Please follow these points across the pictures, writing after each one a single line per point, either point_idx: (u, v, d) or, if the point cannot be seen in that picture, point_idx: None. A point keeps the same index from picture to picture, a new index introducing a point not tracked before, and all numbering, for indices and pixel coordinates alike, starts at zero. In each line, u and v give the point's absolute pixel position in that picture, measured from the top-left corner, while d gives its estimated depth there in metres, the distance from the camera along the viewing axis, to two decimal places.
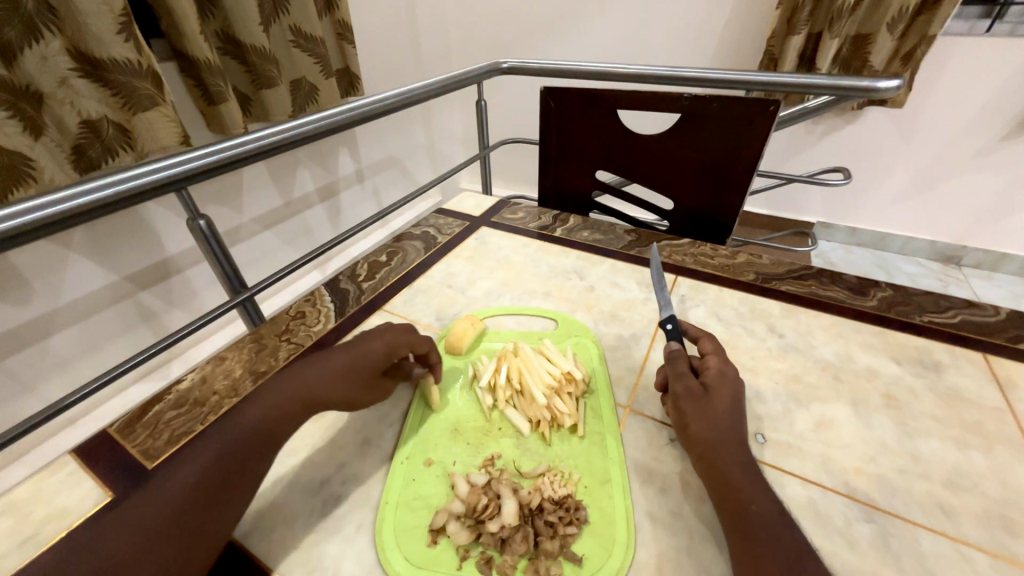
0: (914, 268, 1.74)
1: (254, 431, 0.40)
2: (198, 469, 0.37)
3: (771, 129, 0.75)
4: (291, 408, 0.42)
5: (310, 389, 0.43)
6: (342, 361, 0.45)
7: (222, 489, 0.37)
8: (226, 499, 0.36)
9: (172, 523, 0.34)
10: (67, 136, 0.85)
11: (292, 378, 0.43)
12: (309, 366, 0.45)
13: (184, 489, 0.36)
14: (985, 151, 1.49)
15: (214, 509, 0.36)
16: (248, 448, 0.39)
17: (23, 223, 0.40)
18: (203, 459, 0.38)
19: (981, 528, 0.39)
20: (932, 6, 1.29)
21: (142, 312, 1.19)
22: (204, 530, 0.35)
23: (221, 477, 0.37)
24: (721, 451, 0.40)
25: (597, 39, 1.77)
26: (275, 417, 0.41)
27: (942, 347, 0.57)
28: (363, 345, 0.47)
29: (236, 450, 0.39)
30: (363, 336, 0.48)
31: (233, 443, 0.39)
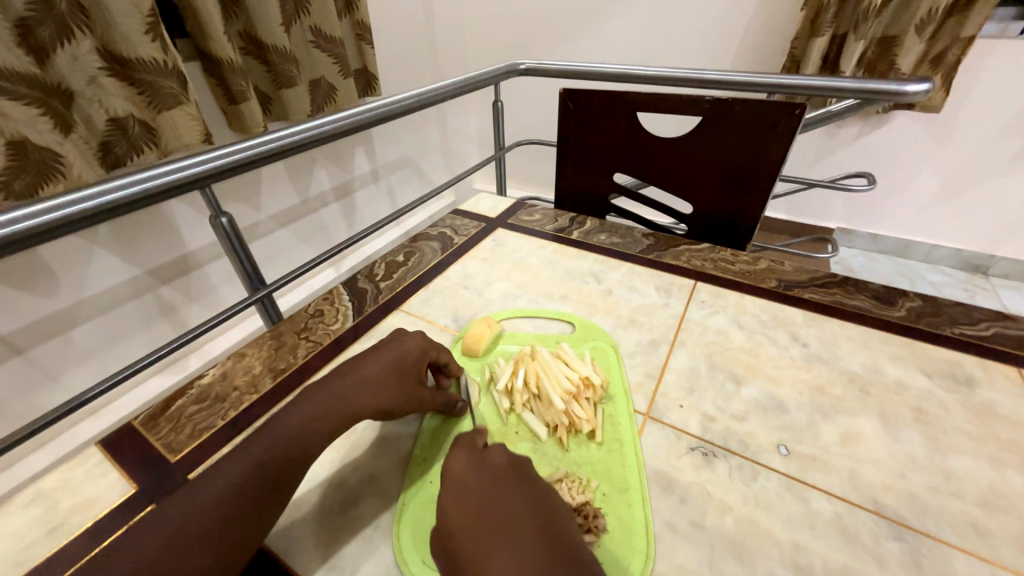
0: (938, 277, 1.69)
1: (288, 437, 0.40)
2: (233, 474, 0.37)
3: (795, 133, 0.74)
4: (328, 415, 0.42)
5: (347, 398, 0.44)
6: (374, 370, 0.46)
7: (259, 492, 0.37)
8: (247, 496, 0.37)
9: (209, 524, 0.34)
10: (95, 134, 0.87)
11: (328, 388, 0.44)
12: (346, 374, 0.45)
13: (218, 487, 0.36)
14: (1016, 158, 1.45)
15: (249, 512, 0.36)
16: (284, 454, 0.39)
17: (59, 216, 0.42)
18: (240, 461, 0.38)
19: (1018, 551, 0.38)
20: (964, 8, 1.25)
21: (163, 306, 1.22)
22: (239, 534, 0.35)
23: (256, 481, 0.37)
24: (493, 493, 0.36)
25: (614, 41, 1.76)
26: (311, 424, 0.41)
27: (973, 360, 0.55)
28: (398, 354, 0.47)
29: (271, 455, 0.39)
30: (396, 341, 0.50)
31: (269, 450, 0.39)
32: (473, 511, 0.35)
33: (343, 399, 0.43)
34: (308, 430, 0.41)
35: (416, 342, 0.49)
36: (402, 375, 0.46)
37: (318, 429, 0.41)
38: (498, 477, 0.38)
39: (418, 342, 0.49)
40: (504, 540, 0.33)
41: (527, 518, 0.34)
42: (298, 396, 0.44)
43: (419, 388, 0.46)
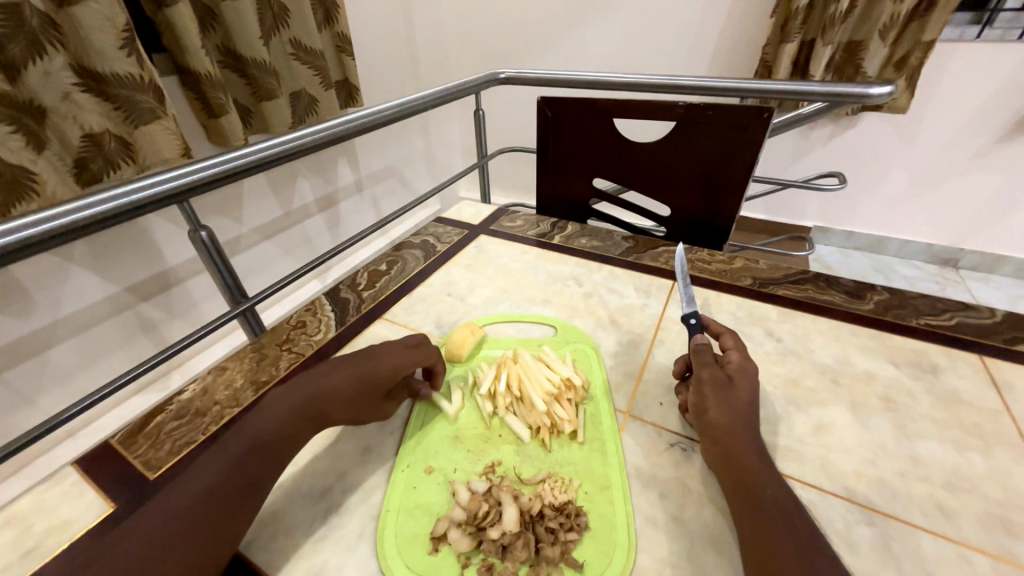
0: (912, 271, 1.75)
1: (262, 440, 0.41)
2: (208, 479, 0.37)
3: (765, 136, 0.76)
4: (301, 417, 0.43)
5: (322, 402, 0.44)
6: (348, 377, 0.46)
7: (235, 495, 0.37)
8: (221, 502, 0.37)
9: (186, 530, 0.34)
10: (70, 150, 0.86)
11: (302, 390, 0.44)
12: (319, 377, 0.45)
13: (193, 494, 0.36)
14: (979, 155, 1.51)
15: (227, 515, 0.36)
16: (258, 457, 0.40)
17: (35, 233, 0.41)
18: (213, 466, 0.38)
19: (981, 530, 0.39)
20: (924, 13, 1.31)
21: (144, 323, 1.19)
22: (217, 538, 0.35)
23: (233, 485, 0.38)
24: (738, 411, 0.43)
25: (592, 50, 1.80)
26: (286, 428, 0.42)
27: (938, 349, 0.57)
28: (371, 361, 0.47)
29: (246, 458, 0.39)
30: (368, 353, 0.48)
31: (244, 453, 0.40)
32: (726, 425, 0.42)
33: (315, 403, 0.44)
34: (283, 431, 0.42)
35: (395, 352, 0.49)
36: (375, 387, 0.47)
37: (292, 432, 0.42)
38: (740, 400, 0.44)
39: (406, 355, 0.49)
40: (749, 452, 0.40)
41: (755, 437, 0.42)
42: (270, 399, 0.44)
43: (387, 402, 0.48)
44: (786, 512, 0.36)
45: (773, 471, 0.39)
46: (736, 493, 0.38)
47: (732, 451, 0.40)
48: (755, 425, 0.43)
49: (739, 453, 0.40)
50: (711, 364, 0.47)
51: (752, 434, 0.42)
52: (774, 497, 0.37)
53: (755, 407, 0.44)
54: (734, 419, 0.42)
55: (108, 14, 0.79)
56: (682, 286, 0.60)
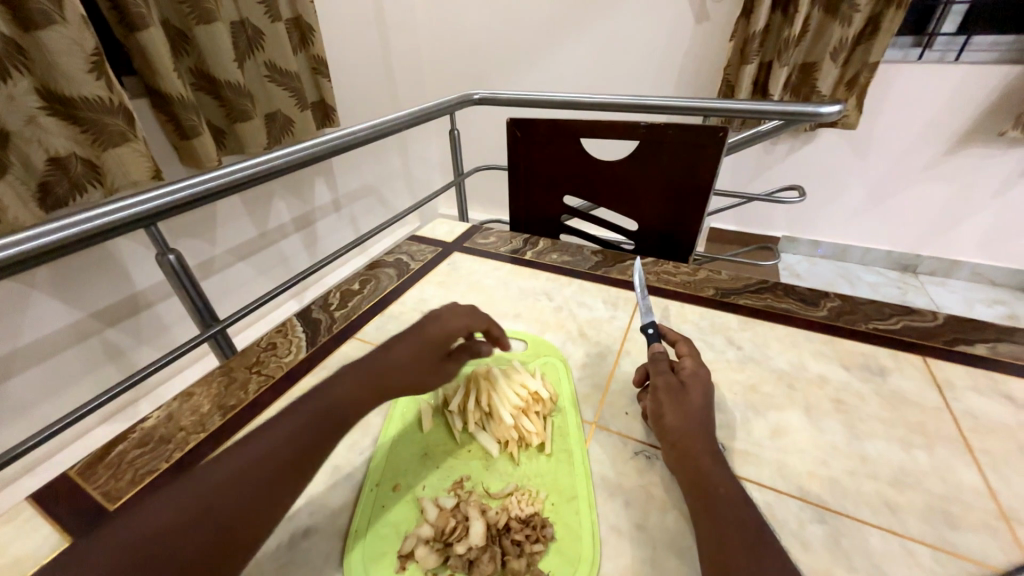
0: (873, 277, 1.83)
1: (324, 409, 0.41)
2: (286, 431, 0.39)
3: (722, 153, 0.81)
4: (365, 390, 0.44)
5: (389, 371, 0.46)
6: (415, 349, 0.48)
7: (291, 461, 0.38)
8: (294, 454, 0.38)
9: (242, 488, 0.35)
10: (33, 174, 0.84)
11: (369, 364, 0.46)
12: (387, 353, 0.47)
13: (275, 441, 0.38)
14: (927, 167, 1.62)
15: (278, 481, 0.37)
16: (329, 419, 0.41)
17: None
18: (275, 431, 0.39)
19: (923, 523, 0.42)
20: (869, 37, 1.41)
21: (111, 350, 1.16)
22: (266, 501, 0.36)
23: (290, 451, 0.38)
24: (694, 416, 0.45)
25: (564, 71, 1.86)
26: (348, 399, 0.43)
27: (885, 352, 0.60)
28: (432, 334, 0.49)
29: (307, 425, 0.40)
30: (431, 322, 0.50)
31: (309, 418, 0.40)
32: (682, 430, 0.44)
33: (381, 377, 0.45)
34: (345, 401, 0.43)
35: (453, 318, 0.51)
36: (432, 347, 0.49)
37: (356, 404, 0.43)
38: (695, 404, 0.46)
39: (463, 318, 0.52)
40: (704, 456, 0.42)
41: (710, 439, 0.44)
42: (347, 366, 0.46)
43: (448, 362, 0.49)
44: (739, 513, 0.37)
45: (726, 472, 0.41)
46: (691, 496, 0.40)
47: (689, 456, 0.42)
48: (710, 428, 0.45)
49: (697, 458, 0.42)
50: (666, 372, 0.49)
51: (708, 437, 0.44)
52: (728, 499, 0.38)
53: (709, 410, 0.46)
54: (691, 424, 0.44)
55: (78, 38, 0.79)
56: (641, 298, 0.64)
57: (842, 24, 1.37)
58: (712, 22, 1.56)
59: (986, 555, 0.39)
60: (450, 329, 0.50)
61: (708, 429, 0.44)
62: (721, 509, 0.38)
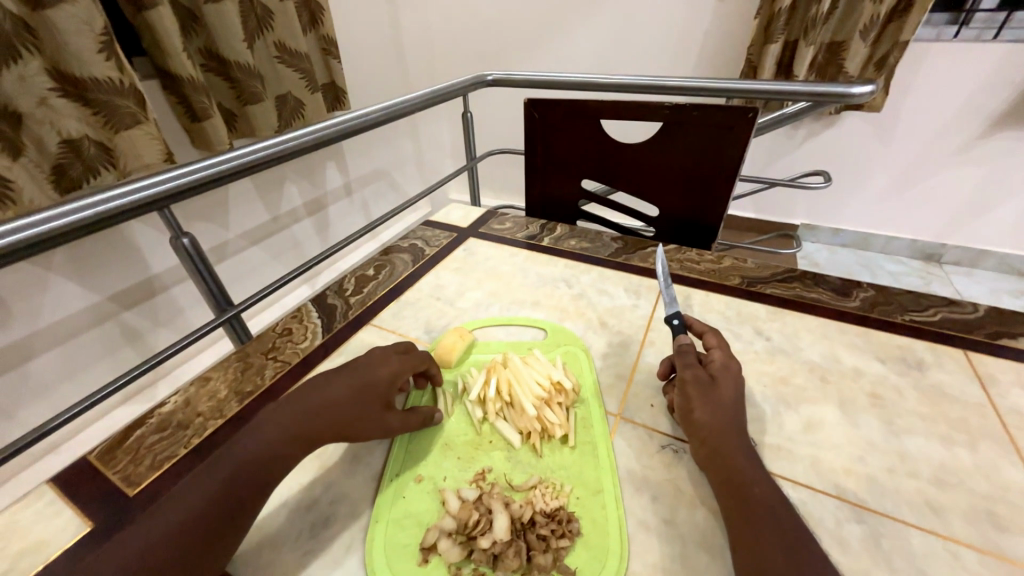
0: (897, 267, 1.78)
1: (250, 462, 0.39)
2: (200, 495, 0.36)
3: (750, 135, 0.77)
4: (293, 439, 0.41)
5: (319, 417, 0.42)
6: (347, 392, 0.44)
7: (218, 522, 0.36)
8: (210, 520, 0.36)
9: (164, 558, 0.33)
10: (48, 157, 0.84)
11: (294, 408, 0.42)
12: (313, 394, 0.43)
13: (185, 509, 0.36)
14: (959, 152, 1.54)
15: (207, 546, 0.35)
16: (252, 475, 0.38)
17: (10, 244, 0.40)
18: (205, 483, 0.37)
19: (968, 524, 0.40)
20: (902, 14, 1.33)
21: (128, 333, 1.17)
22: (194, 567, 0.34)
23: (220, 511, 0.36)
24: (725, 411, 0.43)
25: (580, 51, 1.80)
26: (274, 450, 0.40)
27: (924, 345, 0.58)
28: (365, 377, 0.45)
29: (231, 481, 0.38)
30: (364, 364, 0.47)
31: (231, 474, 0.38)
32: (713, 426, 0.42)
33: (309, 424, 0.42)
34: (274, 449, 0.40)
35: (392, 359, 0.48)
36: (373, 392, 0.45)
37: (286, 452, 0.41)
38: (726, 400, 0.43)
39: (410, 362, 0.48)
40: (738, 452, 0.40)
41: (743, 435, 0.42)
42: (269, 412, 0.42)
43: (389, 413, 0.45)
44: (777, 514, 0.36)
45: (760, 469, 0.39)
46: (725, 493, 0.38)
47: (721, 452, 0.40)
48: (743, 423, 0.43)
49: (730, 455, 0.40)
50: (694, 364, 0.47)
51: (740, 434, 0.42)
52: (765, 498, 0.37)
53: (740, 404, 0.44)
54: (723, 420, 0.42)
55: (86, 18, 0.77)
56: (663, 287, 0.59)
57: (873, 1, 1.30)
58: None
59: None
60: (397, 373, 0.47)
61: (740, 425, 0.42)
62: (759, 509, 0.36)
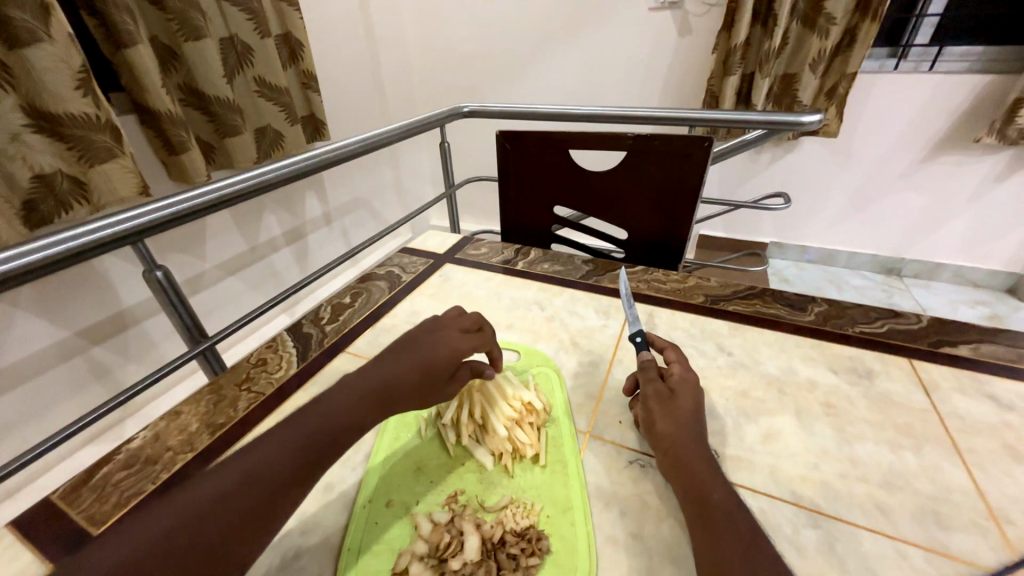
0: (860, 281, 1.86)
1: (324, 424, 0.40)
2: (276, 450, 0.38)
3: (707, 162, 0.82)
4: (364, 407, 0.43)
5: (389, 389, 0.44)
6: (414, 366, 0.46)
7: (286, 482, 0.37)
8: (281, 473, 0.37)
9: (236, 504, 0.34)
10: (17, 192, 0.83)
11: (366, 377, 0.45)
12: (385, 368, 0.46)
13: (261, 460, 0.37)
14: (908, 173, 1.66)
15: (276, 498, 0.36)
16: (324, 436, 0.40)
17: None
18: (280, 439, 0.39)
19: (915, 524, 0.42)
20: (846, 48, 1.45)
21: (96, 369, 1.14)
22: (256, 520, 0.34)
23: (291, 467, 0.37)
24: (687, 421, 0.45)
25: (553, 84, 1.89)
26: (346, 416, 0.42)
27: (872, 355, 0.61)
28: (430, 352, 0.48)
29: (302, 442, 0.39)
30: (429, 340, 0.50)
31: (305, 437, 0.39)
32: (675, 437, 0.44)
33: (380, 395, 0.44)
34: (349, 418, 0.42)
35: (455, 336, 0.50)
36: (438, 367, 0.48)
37: (357, 420, 0.42)
38: (686, 411, 0.46)
39: (471, 339, 0.51)
40: (698, 460, 0.42)
41: (703, 444, 0.44)
42: (343, 383, 0.44)
43: (450, 384, 0.48)
44: (734, 520, 0.37)
45: (719, 477, 0.41)
46: (686, 502, 0.40)
47: (682, 463, 0.42)
48: (702, 434, 0.45)
49: (691, 464, 0.42)
50: (655, 379, 0.49)
51: (700, 443, 0.44)
52: (723, 503, 0.39)
53: (700, 416, 0.46)
54: (685, 430, 0.44)
55: (64, 56, 0.79)
56: (626, 306, 0.63)
57: (820, 36, 1.41)
58: (695, 36, 1.60)
59: (977, 555, 0.39)
60: (458, 351, 0.49)
61: (700, 435, 0.45)
62: (717, 515, 0.38)
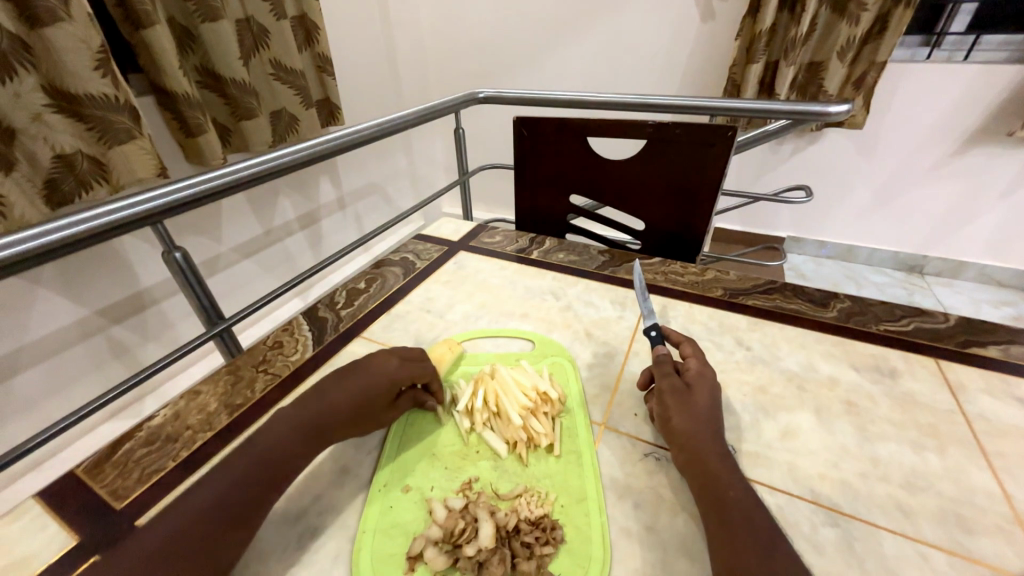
0: (881, 278, 1.82)
1: (275, 451, 0.42)
2: (227, 477, 0.39)
3: (730, 152, 0.80)
4: (304, 437, 0.44)
5: (333, 412, 0.46)
6: (354, 389, 0.47)
7: (237, 513, 0.38)
8: (238, 498, 0.39)
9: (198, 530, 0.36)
10: (39, 171, 0.84)
11: (310, 401, 0.46)
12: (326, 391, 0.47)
13: (217, 488, 0.39)
14: (937, 167, 1.60)
15: (236, 520, 0.38)
16: (276, 461, 0.42)
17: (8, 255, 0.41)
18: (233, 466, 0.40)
19: (937, 527, 0.41)
20: (877, 36, 1.40)
21: (116, 347, 1.16)
22: (221, 542, 0.36)
23: (246, 491, 0.39)
24: (703, 416, 0.44)
25: (570, 70, 1.85)
26: (294, 441, 0.43)
27: (897, 353, 0.60)
28: (370, 377, 0.49)
29: (250, 471, 0.40)
30: (367, 366, 0.50)
31: (254, 462, 0.41)
32: (692, 432, 0.43)
33: (323, 419, 0.45)
34: (291, 446, 0.43)
35: (393, 362, 0.50)
36: (376, 396, 0.48)
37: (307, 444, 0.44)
38: (704, 407, 0.45)
39: (410, 366, 0.51)
40: (717, 457, 0.41)
41: (719, 440, 0.43)
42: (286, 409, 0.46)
43: (391, 412, 0.49)
44: (753, 517, 0.37)
45: (737, 474, 0.40)
46: (703, 497, 0.39)
47: (700, 458, 0.42)
48: (720, 431, 0.44)
49: (709, 459, 0.41)
50: (671, 374, 0.48)
51: (717, 440, 0.43)
52: (741, 499, 0.38)
53: (717, 411, 0.46)
54: (702, 425, 0.44)
55: (84, 36, 0.79)
56: (641, 299, 0.62)
57: (850, 23, 1.36)
58: (718, 21, 1.55)
59: (1001, 560, 0.39)
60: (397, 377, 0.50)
61: (717, 431, 0.44)
62: (736, 510, 0.37)
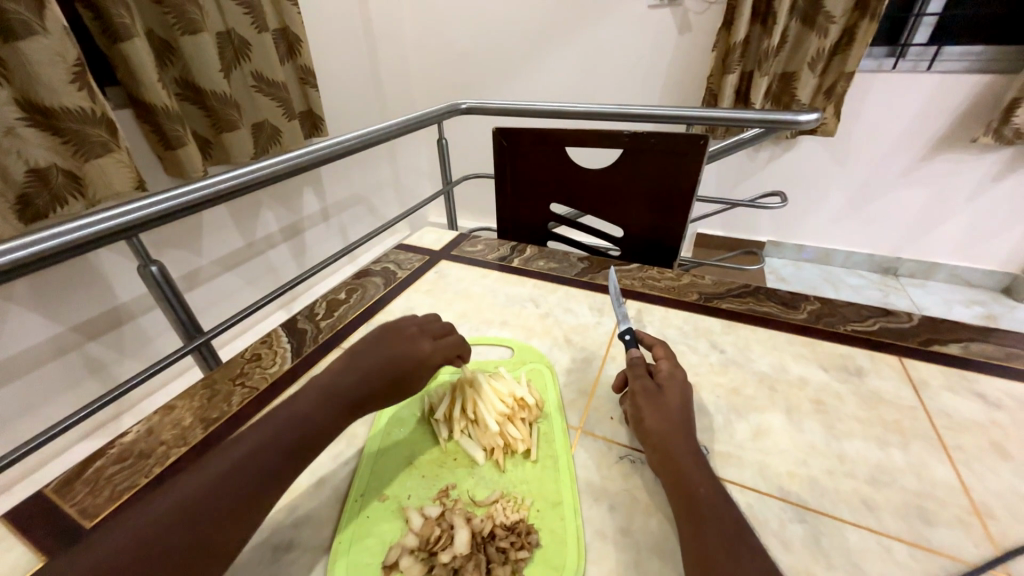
0: (857, 280, 1.87)
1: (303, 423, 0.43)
2: (258, 444, 0.41)
3: (703, 160, 0.82)
4: (324, 412, 0.45)
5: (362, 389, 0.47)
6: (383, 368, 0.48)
7: (264, 479, 0.39)
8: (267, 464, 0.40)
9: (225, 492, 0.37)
10: (12, 186, 0.83)
11: (340, 378, 0.47)
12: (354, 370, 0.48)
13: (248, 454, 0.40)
14: (905, 172, 1.66)
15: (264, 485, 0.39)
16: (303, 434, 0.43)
17: None
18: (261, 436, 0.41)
19: (900, 520, 0.42)
20: (845, 47, 1.45)
21: (91, 364, 1.13)
22: (247, 505, 0.37)
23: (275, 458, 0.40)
24: (675, 415, 0.46)
25: (552, 81, 1.88)
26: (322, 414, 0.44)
27: (863, 352, 0.62)
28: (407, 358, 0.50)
29: (281, 439, 0.42)
30: (408, 343, 0.51)
31: (284, 432, 0.42)
32: (664, 432, 0.44)
33: (353, 396, 0.46)
34: (311, 428, 0.43)
35: (430, 346, 0.52)
36: (407, 372, 0.49)
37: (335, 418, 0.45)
38: (676, 407, 0.46)
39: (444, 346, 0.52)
40: (687, 455, 0.43)
41: (690, 439, 0.44)
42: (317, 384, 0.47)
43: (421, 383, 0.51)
44: (722, 514, 0.38)
45: (706, 471, 0.42)
46: (674, 497, 0.40)
47: (671, 458, 0.43)
48: (691, 431, 0.45)
49: (680, 458, 0.42)
50: (644, 375, 0.50)
51: (688, 439, 0.44)
52: (710, 496, 0.39)
53: (688, 411, 0.47)
54: (674, 425, 0.45)
55: (59, 49, 0.79)
56: (616, 304, 0.63)
57: (819, 35, 1.41)
58: (694, 34, 1.60)
59: (961, 550, 0.40)
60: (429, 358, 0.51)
61: (688, 430, 0.45)
62: (705, 507, 0.38)
